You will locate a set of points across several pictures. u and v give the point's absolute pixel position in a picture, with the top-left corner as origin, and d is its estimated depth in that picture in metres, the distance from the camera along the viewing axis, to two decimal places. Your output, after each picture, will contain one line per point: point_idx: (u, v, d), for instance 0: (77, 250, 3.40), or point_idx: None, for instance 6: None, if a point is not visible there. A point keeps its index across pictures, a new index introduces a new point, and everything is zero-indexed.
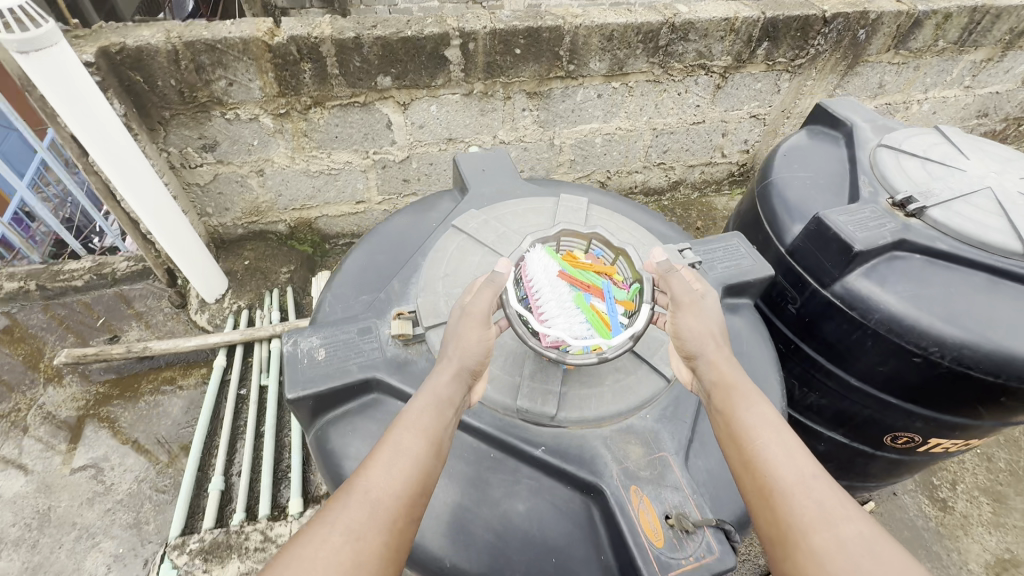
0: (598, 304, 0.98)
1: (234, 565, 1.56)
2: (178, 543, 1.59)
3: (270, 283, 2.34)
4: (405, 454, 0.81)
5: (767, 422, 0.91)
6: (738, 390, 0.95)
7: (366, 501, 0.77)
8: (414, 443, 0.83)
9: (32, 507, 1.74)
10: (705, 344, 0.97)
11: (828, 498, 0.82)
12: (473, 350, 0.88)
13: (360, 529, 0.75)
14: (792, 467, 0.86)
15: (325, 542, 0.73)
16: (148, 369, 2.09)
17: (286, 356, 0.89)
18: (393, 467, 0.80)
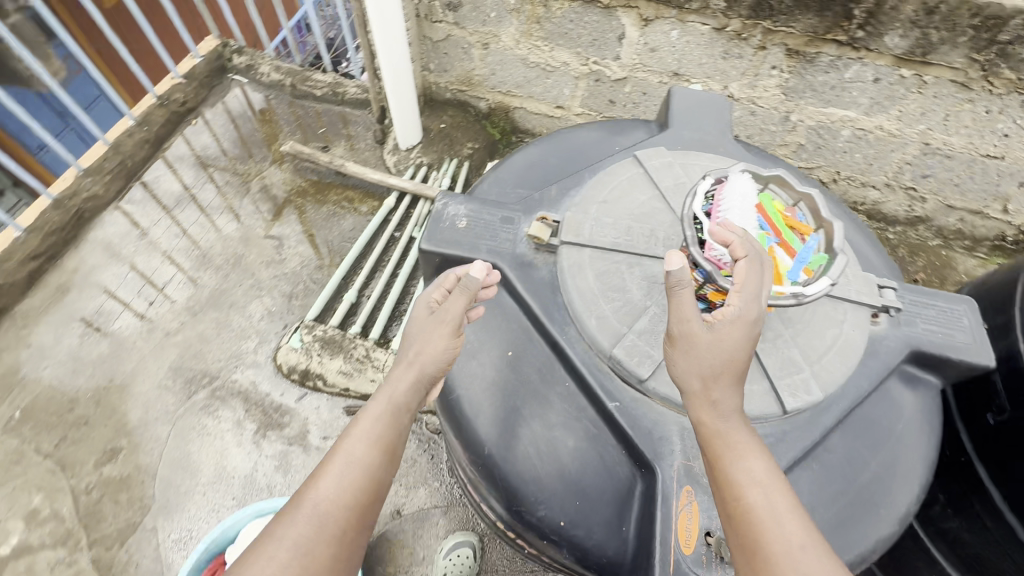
0: (781, 248, 0.90)
1: (339, 362, 1.90)
2: (310, 325, 1.98)
3: (453, 152, 2.50)
4: (358, 459, 0.90)
5: (758, 477, 0.77)
6: (727, 441, 0.80)
7: (315, 511, 0.84)
8: (368, 445, 0.91)
9: (234, 249, 2.24)
10: (688, 382, 0.83)
11: (819, 572, 0.70)
12: (438, 356, 0.96)
13: (309, 542, 0.82)
14: (782, 530, 0.73)
15: (270, 562, 0.79)
16: (339, 183, 2.45)
17: (434, 211, 0.99)
18: (347, 473, 0.88)
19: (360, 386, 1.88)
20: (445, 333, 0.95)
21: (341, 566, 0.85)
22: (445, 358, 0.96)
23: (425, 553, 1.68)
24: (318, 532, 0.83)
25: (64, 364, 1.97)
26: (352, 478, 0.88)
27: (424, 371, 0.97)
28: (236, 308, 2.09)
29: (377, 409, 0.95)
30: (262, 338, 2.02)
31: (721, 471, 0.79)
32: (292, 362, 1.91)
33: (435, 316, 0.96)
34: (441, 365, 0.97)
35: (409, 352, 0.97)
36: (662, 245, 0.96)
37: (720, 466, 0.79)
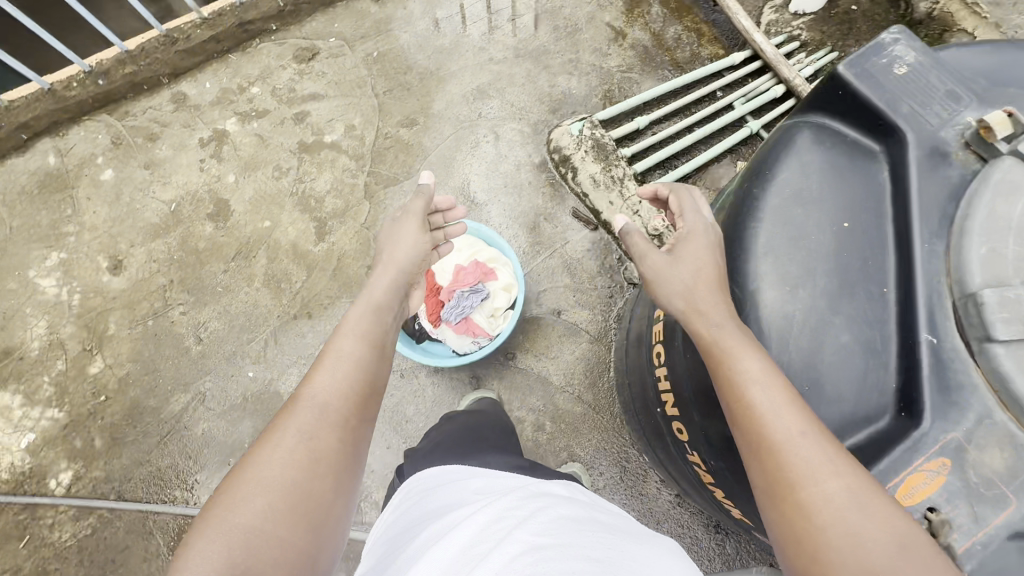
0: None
1: (596, 168, 1.94)
2: (595, 123, 2.00)
3: (840, 44, 2.12)
4: (349, 355, 1.00)
5: (756, 372, 0.82)
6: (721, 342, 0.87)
7: (315, 402, 0.90)
8: (356, 340, 1.03)
9: (575, 20, 2.26)
10: (673, 298, 0.96)
11: (817, 457, 0.75)
12: (410, 253, 1.28)
13: (313, 429, 0.87)
14: (781, 422, 0.79)
15: (274, 450, 0.83)
16: (702, 12, 2.23)
17: (878, 43, 0.91)
18: (339, 368, 0.97)
19: (599, 201, 1.93)
20: (410, 241, 1.30)
21: (349, 447, 0.90)
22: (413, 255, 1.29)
23: (558, 355, 1.84)
24: (323, 413, 0.90)
25: (414, 35, 2.27)
26: (345, 372, 0.97)
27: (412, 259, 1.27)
28: (546, 72, 2.19)
29: (362, 309, 1.10)
30: (552, 110, 2.13)
31: (725, 369, 0.85)
32: (561, 144, 2.00)
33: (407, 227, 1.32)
34: (416, 259, 1.28)
35: (388, 264, 1.25)
36: None
37: (723, 360, 0.86)
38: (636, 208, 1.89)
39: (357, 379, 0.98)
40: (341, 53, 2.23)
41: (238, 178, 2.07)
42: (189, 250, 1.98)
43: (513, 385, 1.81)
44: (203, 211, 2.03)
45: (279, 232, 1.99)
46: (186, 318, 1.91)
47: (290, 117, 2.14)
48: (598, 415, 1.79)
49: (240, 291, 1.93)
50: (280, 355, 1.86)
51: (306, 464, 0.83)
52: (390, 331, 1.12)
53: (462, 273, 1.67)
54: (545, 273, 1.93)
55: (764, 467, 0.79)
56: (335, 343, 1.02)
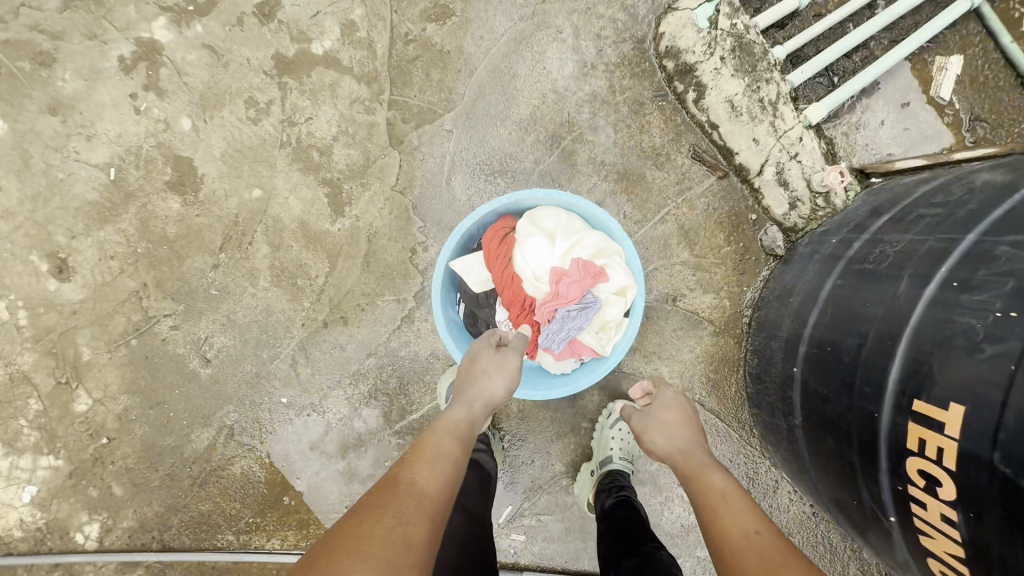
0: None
1: (738, 87, 1.29)
2: (734, 3, 1.27)
3: None
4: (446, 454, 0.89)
5: (725, 485, 0.95)
6: (697, 467, 1.03)
7: (415, 492, 0.79)
8: (455, 442, 0.94)
9: None
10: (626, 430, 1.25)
11: (768, 548, 0.80)
12: (499, 375, 1.10)
13: (410, 515, 0.74)
14: (739, 519, 0.86)
15: (372, 529, 0.70)
16: None
17: None
18: (439, 464, 0.86)
19: (737, 138, 1.33)
20: (492, 360, 1.13)
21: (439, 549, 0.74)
22: (501, 383, 1.10)
23: (672, 354, 1.44)
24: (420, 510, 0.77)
25: None
26: (444, 469, 0.86)
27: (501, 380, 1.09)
28: None
29: (461, 415, 1.02)
30: None
31: (702, 486, 0.97)
32: (682, 46, 1.31)
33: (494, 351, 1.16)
34: (502, 390, 1.09)
35: (468, 384, 1.09)
36: None
37: (695, 477, 1.00)
38: (793, 151, 1.31)
39: (452, 481, 0.86)
40: None
41: (197, 123, 1.39)
42: (157, 239, 1.42)
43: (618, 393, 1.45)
44: (159, 178, 1.40)
45: (277, 206, 1.41)
46: (181, 333, 1.44)
47: (252, 14, 1.37)
48: (723, 423, 1.46)
49: (244, 295, 1.43)
50: (317, 373, 1.45)
51: (398, 556, 0.67)
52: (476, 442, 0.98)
53: (561, 281, 1.16)
54: (654, 245, 1.41)
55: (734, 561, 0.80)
56: (431, 439, 0.93)
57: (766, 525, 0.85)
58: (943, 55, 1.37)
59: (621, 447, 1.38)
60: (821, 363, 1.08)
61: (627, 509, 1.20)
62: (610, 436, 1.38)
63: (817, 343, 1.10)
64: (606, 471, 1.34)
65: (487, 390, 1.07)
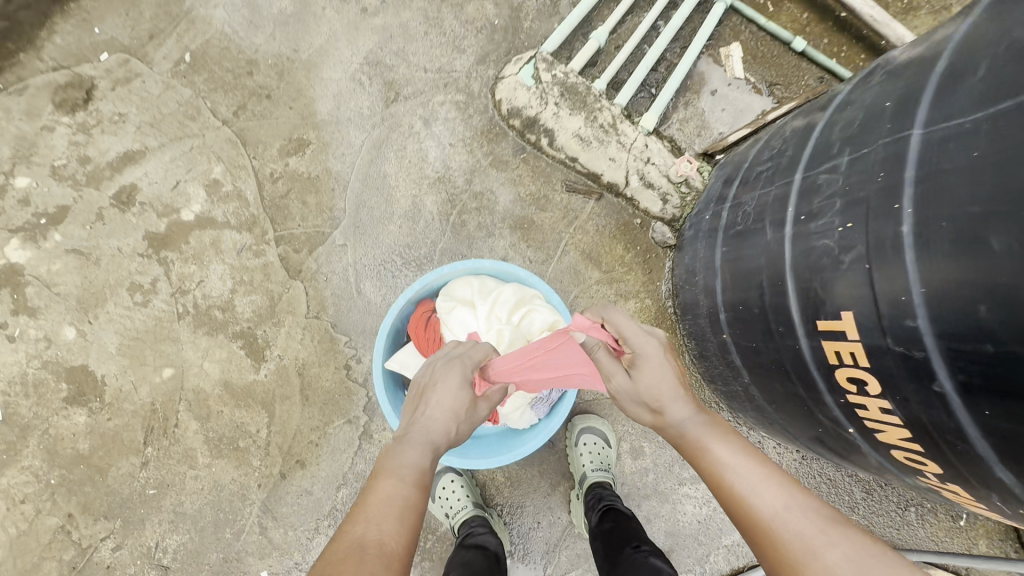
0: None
1: (579, 122, 1.47)
2: (548, 59, 1.47)
3: None
4: (400, 496, 0.75)
5: (731, 461, 0.83)
6: (696, 438, 0.88)
7: (367, 547, 0.66)
8: (408, 481, 0.78)
9: None
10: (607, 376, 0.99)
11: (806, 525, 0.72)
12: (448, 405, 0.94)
13: None
14: (763, 497, 0.77)
15: None
16: None
17: None
18: (393, 507, 0.73)
19: (596, 160, 1.49)
20: (459, 404, 0.95)
21: None
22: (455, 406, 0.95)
23: None
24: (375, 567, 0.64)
25: (237, 8, 1.48)
26: (399, 511, 0.73)
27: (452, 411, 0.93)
28: (450, 5, 1.54)
29: (420, 460, 0.83)
30: (478, 56, 1.53)
31: (707, 456, 0.85)
32: (521, 104, 1.47)
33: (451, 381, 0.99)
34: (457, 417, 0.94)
35: (417, 423, 0.91)
36: None
37: (701, 447, 0.87)
38: (646, 158, 1.48)
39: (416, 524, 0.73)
40: (134, 76, 1.42)
41: (82, 327, 1.33)
42: (70, 461, 1.30)
43: (590, 418, 1.44)
44: (55, 397, 1.31)
45: (193, 377, 1.34)
46: (127, 551, 1.29)
47: (111, 204, 1.37)
48: None
49: (185, 480, 1.32)
50: (290, 530, 1.34)
51: None
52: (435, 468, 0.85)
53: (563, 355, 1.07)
54: (567, 275, 1.51)
55: (771, 548, 0.73)
56: (381, 481, 0.77)
57: (796, 497, 0.76)
58: (725, 47, 1.64)
59: (593, 461, 1.38)
60: (741, 322, 1.17)
61: (612, 514, 1.21)
62: (580, 453, 1.39)
63: (731, 306, 1.20)
64: (588, 488, 1.34)
65: (438, 428, 0.90)
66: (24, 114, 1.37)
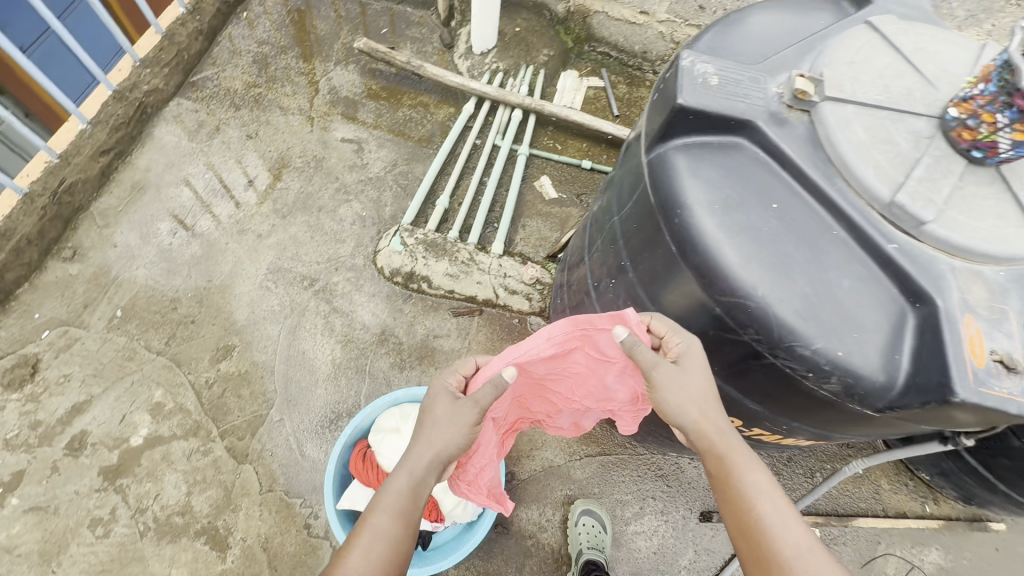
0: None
1: (445, 265, 1.90)
2: (409, 228, 1.94)
3: (529, 58, 2.42)
4: (383, 535, 0.92)
5: (763, 486, 0.90)
6: (730, 461, 0.92)
7: None
8: (394, 520, 0.94)
9: (311, 153, 2.13)
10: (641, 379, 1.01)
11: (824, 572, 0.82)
12: (451, 440, 1.01)
13: None
14: (788, 535, 0.85)
15: None
16: (412, 88, 2.35)
17: (683, 68, 0.93)
18: (375, 548, 0.90)
19: (467, 287, 1.90)
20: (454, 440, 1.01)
21: None
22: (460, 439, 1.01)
23: (544, 439, 1.76)
24: None
25: (156, 264, 1.85)
26: (380, 551, 0.91)
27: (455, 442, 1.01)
28: (326, 212, 2.01)
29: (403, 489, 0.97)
30: (357, 241, 1.97)
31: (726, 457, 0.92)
32: (398, 266, 1.89)
33: (459, 405, 1.04)
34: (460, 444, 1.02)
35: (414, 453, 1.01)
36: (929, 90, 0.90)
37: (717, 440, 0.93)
38: (504, 274, 1.92)
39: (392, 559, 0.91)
40: (74, 341, 1.70)
41: None
42: None
43: (593, 505, 1.65)
44: None
45: None
46: None
47: (64, 454, 1.55)
48: (614, 456, 1.77)
49: None
50: None
51: None
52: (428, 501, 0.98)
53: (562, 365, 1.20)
54: None
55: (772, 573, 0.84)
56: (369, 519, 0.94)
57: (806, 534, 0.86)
58: (537, 181, 2.23)
59: (589, 539, 1.56)
60: None
61: None
62: (578, 532, 1.58)
63: None
64: (585, 563, 1.50)
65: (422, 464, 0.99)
66: None
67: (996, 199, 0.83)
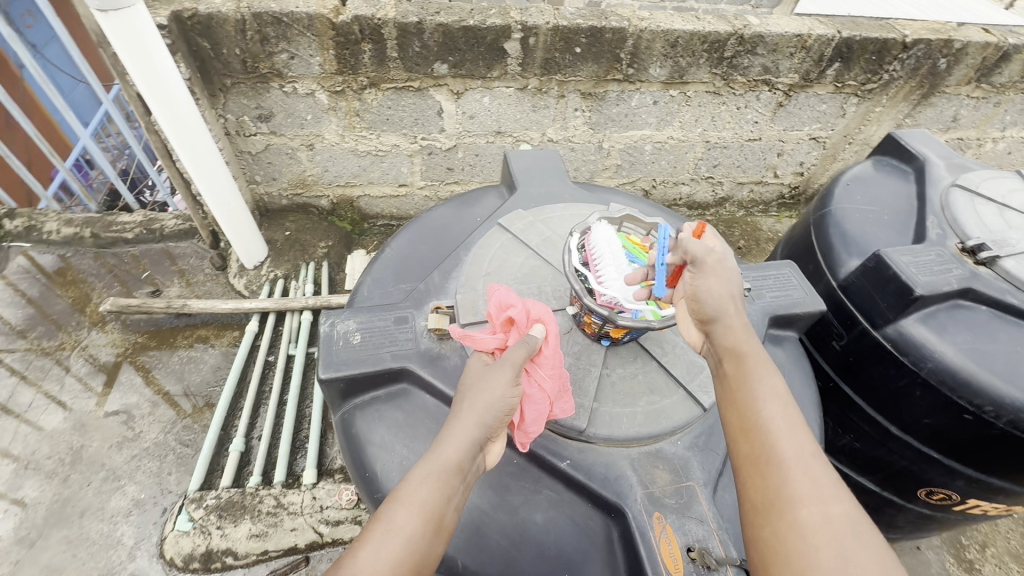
0: (652, 277, 0.91)
1: (246, 525, 1.63)
2: (195, 497, 1.67)
3: (307, 255, 2.39)
4: (399, 529, 0.65)
5: (787, 435, 0.73)
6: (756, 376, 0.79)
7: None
8: (418, 515, 0.67)
9: (67, 444, 1.84)
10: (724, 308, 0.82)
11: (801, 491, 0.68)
12: (493, 403, 0.74)
13: None
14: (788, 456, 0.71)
15: None
16: (185, 326, 2.19)
17: (323, 336, 0.88)
18: (387, 544, 0.64)
19: (281, 540, 1.64)
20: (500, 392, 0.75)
21: None
22: (501, 405, 0.75)
23: None
24: None
25: None
26: (393, 550, 0.64)
27: (488, 409, 0.73)
28: (91, 513, 1.69)
29: (427, 487, 0.69)
30: (138, 535, 1.66)
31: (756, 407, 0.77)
32: (188, 550, 1.59)
33: (493, 368, 0.77)
34: (490, 414, 0.73)
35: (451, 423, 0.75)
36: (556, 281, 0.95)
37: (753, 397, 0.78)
38: (319, 505, 1.69)
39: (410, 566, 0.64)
40: None
41: None
42: None
43: None
44: None
45: None
46: None
47: None
48: None
49: None
50: None
51: None
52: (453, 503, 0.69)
53: (529, 371, 0.79)
54: None
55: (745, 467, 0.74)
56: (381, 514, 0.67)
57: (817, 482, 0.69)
58: None
59: None
60: None
61: None
62: None
63: None
64: None
65: (450, 450, 0.72)
66: None
67: (644, 373, 0.89)
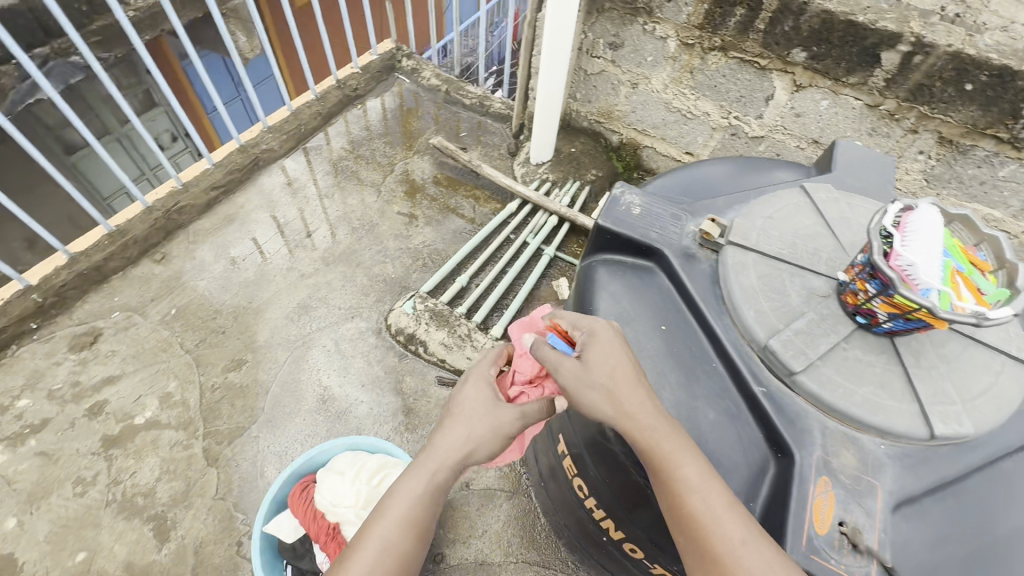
0: (963, 281, 0.77)
1: (443, 334, 2.05)
2: (423, 296, 2.16)
3: (577, 175, 2.69)
4: (385, 540, 0.94)
5: (696, 483, 0.76)
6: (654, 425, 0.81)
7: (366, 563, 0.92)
8: (402, 530, 0.96)
9: (370, 217, 2.50)
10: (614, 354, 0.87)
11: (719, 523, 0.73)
12: (463, 444, 1.01)
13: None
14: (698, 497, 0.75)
15: None
16: (469, 182, 2.70)
17: (612, 197, 1.07)
18: (380, 556, 0.93)
19: (457, 360, 2.02)
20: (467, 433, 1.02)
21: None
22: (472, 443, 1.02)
23: (486, 529, 1.74)
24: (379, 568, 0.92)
25: (216, 280, 2.19)
26: (384, 563, 0.93)
27: (462, 445, 1.01)
28: (363, 268, 2.31)
29: (409, 504, 0.97)
30: (379, 298, 2.22)
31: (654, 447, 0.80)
32: (402, 326, 2.08)
33: (470, 414, 1.04)
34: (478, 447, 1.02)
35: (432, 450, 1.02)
36: (836, 253, 0.95)
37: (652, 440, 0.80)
38: None
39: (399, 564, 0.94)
40: (131, 323, 2.03)
41: (24, 517, 1.62)
42: None
43: None
44: None
45: (102, 559, 1.58)
46: None
47: (83, 415, 1.81)
48: (553, 570, 1.69)
49: None
50: None
51: None
52: (429, 513, 0.99)
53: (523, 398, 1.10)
54: None
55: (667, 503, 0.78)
56: (373, 526, 0.96)
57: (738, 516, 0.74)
58: (555, 279, 2.37)
59: None
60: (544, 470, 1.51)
61: None
62: None
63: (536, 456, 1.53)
64: None
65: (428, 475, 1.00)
66: (44, 355, 1.92)
67: (882, 368, 0.82)
